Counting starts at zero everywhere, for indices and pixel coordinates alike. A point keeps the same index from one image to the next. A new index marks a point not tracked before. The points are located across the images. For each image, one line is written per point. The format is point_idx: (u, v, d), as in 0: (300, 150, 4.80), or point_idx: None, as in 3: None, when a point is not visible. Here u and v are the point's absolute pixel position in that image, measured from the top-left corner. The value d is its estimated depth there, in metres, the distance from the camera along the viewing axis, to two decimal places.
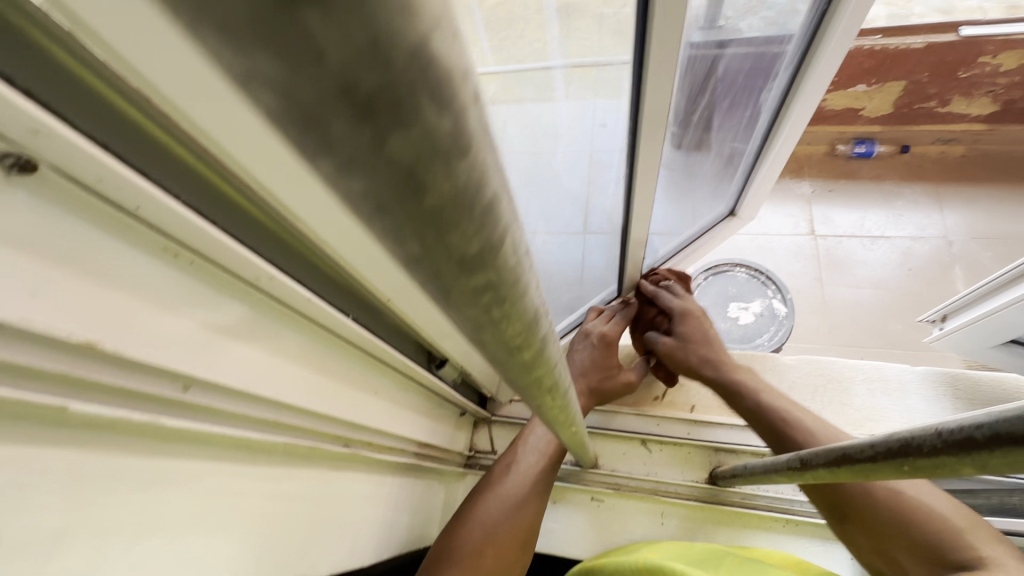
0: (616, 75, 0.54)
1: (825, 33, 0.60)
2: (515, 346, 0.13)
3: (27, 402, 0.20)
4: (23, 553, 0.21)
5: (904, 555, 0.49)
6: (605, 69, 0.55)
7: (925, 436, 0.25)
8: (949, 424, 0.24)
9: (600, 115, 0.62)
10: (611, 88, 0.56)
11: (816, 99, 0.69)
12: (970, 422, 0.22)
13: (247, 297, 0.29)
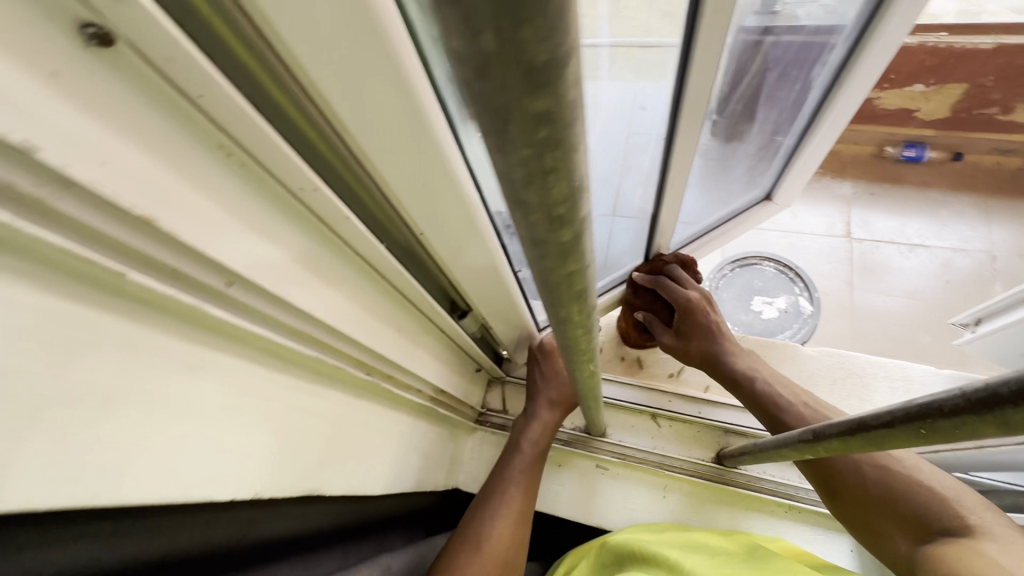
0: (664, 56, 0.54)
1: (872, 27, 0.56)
2: (557, 216, 0.14)
3: (93, 267, 0.21)
4: (83, 408, 0.22)
5: (889, 526, 0.50)
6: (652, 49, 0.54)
7: (947, 397, 0.25)
8: (974, 384, 0.24)
9: (642, 98, 0.61)
10: (658, 69, 0.56)
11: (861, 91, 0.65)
12: (996, 380, 0.22)
13: (287, 206, 0.30)
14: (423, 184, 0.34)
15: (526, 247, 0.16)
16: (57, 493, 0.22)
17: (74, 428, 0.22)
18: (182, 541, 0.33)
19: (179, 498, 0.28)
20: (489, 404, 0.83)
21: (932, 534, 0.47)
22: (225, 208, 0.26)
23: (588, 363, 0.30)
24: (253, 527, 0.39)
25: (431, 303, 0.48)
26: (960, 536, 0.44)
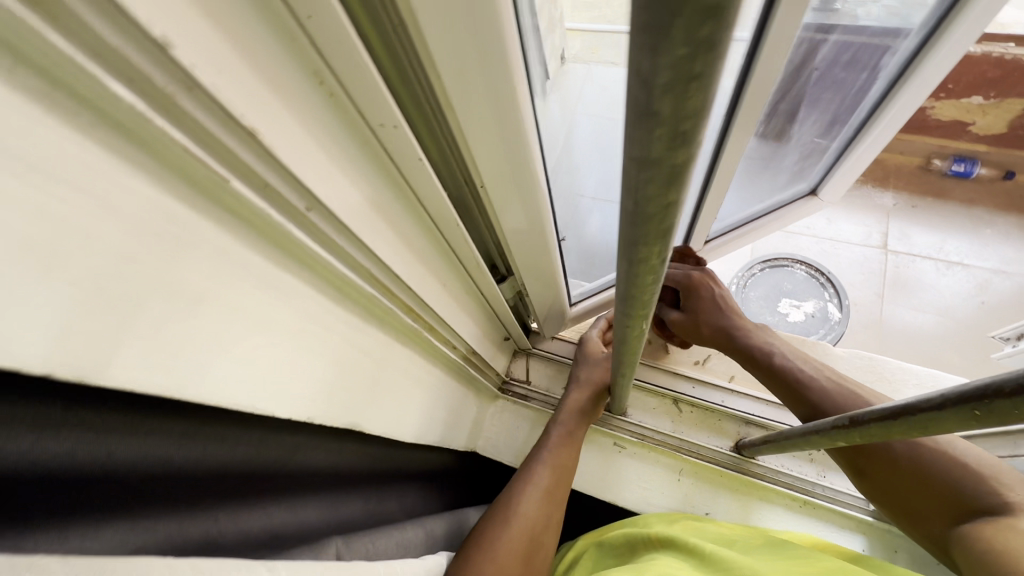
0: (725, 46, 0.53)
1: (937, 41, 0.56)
2: (680, 133, 0.14)
3: (201, 169, 0.22)
4: (178, 303, 0.23)
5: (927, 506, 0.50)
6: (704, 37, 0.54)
7: (1009, 378, 0.25)
8: None
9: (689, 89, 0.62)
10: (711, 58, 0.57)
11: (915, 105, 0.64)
12: None
13: (365, 141, 0.31)
14: (488, 126, 0.34)
15: (634, 171, 0.17)
16: (153, 379, 0.23)
17: (169, 321, 0.23)
18: (237, 455, 0.35)
19: (246, 406, 0.29)
20: (513, 373, 0.86)
21: (968, 513, 0.47)
22: (314, 134, 0.27)
23: (643, 321, 0.31)
24: (295, 455, 0.41)
25: (478, 260, 0.50)
26: (1000, 515, 0.45)
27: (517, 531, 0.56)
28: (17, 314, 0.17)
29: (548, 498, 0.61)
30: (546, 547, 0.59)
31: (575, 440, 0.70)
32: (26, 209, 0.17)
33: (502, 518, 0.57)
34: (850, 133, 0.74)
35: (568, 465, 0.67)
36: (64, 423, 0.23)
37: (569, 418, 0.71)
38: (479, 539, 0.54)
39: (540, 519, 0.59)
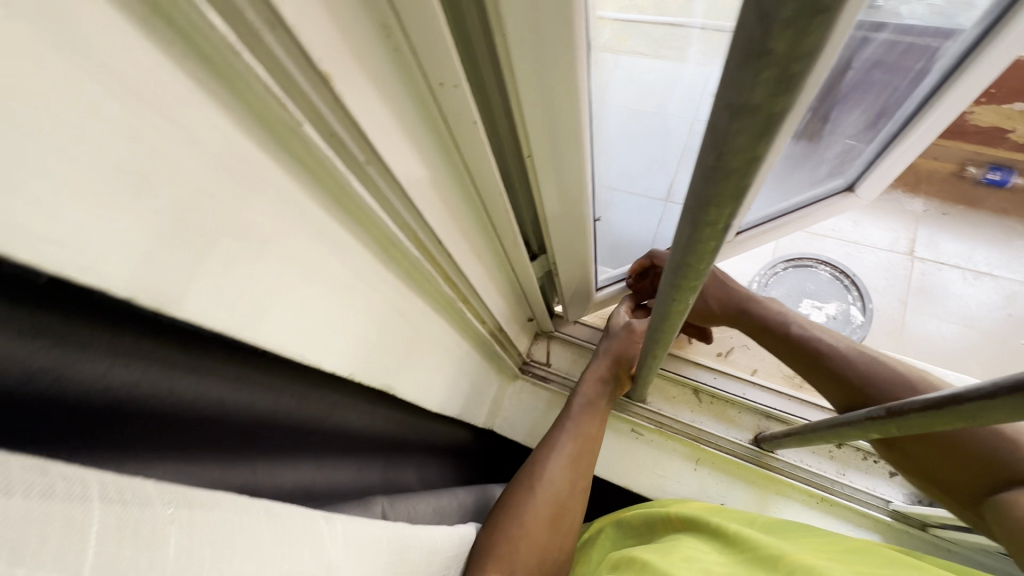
0: None
1: (992, 40, 0.53)
2: (788, 77, 0.14)
3: (278, 112, 0.22)
4: (247, 245, 0.24)
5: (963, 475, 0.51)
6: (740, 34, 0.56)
7: None
8: None
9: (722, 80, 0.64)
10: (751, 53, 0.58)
11: (959, 109, 0.62)
12: None
13: (423, 100, 0.31)
14: (542, 100, 0.34)
15: (727, 119, 0.16)
16: (219, 316, 0.24)
17: (238, 262, 0.24)
18: (281, 406, 0.36)
19: (296, 355, 0.30)
20: (533, 355, 0.86)
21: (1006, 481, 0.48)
22: (378, 88, 0.27)
23: (690, 295, 0.32)
24: (331, 415, 0.42)
25: (516, 235, 0.50)
26: None
27: (541, 501, 0.59)
28: (108, 235, 0.18)
29: (571, 466, 0.64)
30: (574, 511, 0.62)
31: (600, 408, 0.71)
32: (121, 132, 0.17)
33: (528, 488, 0.60)
34: (895, 129, 0.70)
35: (592, 433, 0.68)
36: (136, 352, 0.24)
37: (593, 388, 0.72)
38: (509, 503, 0.59)
39: (564, 488, 0.62)
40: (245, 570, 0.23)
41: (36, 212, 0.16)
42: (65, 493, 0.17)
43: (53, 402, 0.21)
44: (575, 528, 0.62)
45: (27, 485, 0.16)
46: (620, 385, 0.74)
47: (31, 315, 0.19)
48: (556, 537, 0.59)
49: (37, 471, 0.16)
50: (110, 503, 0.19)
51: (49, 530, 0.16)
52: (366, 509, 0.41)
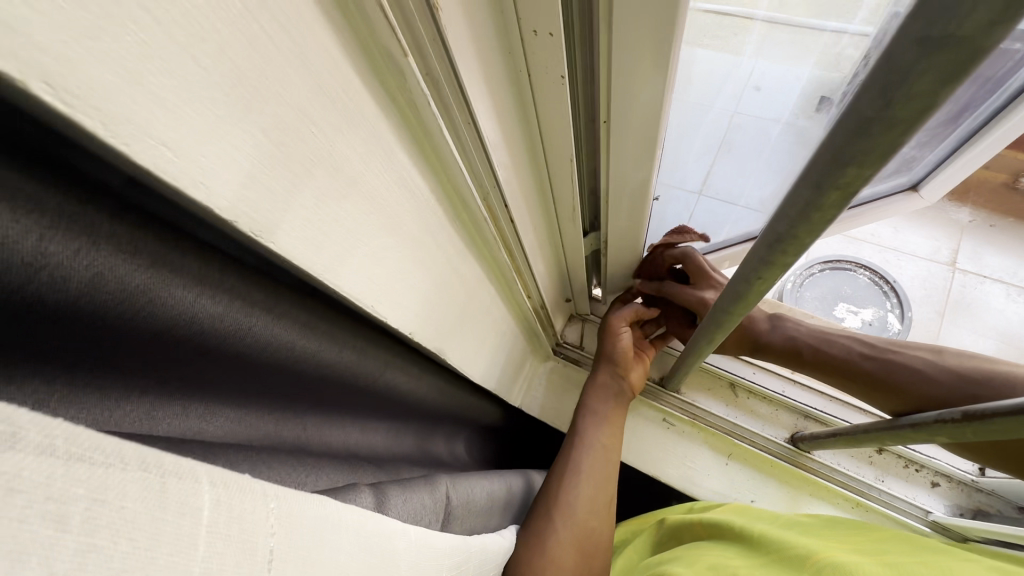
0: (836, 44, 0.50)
1: None
2: (1020, 1, 0.12)
3: (382, 35, 0.21)
4: (339, 180, 0.23)
5: None
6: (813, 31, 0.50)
7: None
8: None
9: (759, 78, 0.58)
10: (815, 55, 0.53)
11: None
12: None
13: (510, 47, 0.30)
14: (641, 71, 0.32)
15: (913, 58, 0.15)
16: (307, 255, 0.22)
17: (329, 197, 0.22)
18: (344, 362, 0.34)
19: (368, 307, 0.29)
20: (565, 337, 0.85)
21: None
22: (474, 28, 0.26)
23: (776, 274, 0.30)
24: (387, 373, 0.41)
25: (574, 207, 0.48)
26: None
27: (564, 525, 0.57)
28: (217, 151, 0.17)
29: (589, 483, 0.61)
30: (600, 529, 0.60)
31: (609, 415, 0.69)
32: (239, 37, 0.16)
33: (549, 512, 0.58)
34: (972, 127, 0.66)
35: (605, 442, 0.66)
36: (222, 286, 0.23)
37: (596, 396, 0.70)
38: (534, 526, 0.56)
39: (586, 506, 0.60)
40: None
41: (157, 112, 0.14)
42: (178, 481, 0.16)
43: (137, 326, 0.20)
44: (604, 546, 0.59)
45: (144, 486, 0.15)
46: (629, 386, 0.72)
47: (129, 231, 0.18)
48: (585, 560, 0.56)
49: (153, 472, 0.15)
50: (218, 494, 0.17)
51: (163, 536, 0.15)
52: (433, 490, 0.41)
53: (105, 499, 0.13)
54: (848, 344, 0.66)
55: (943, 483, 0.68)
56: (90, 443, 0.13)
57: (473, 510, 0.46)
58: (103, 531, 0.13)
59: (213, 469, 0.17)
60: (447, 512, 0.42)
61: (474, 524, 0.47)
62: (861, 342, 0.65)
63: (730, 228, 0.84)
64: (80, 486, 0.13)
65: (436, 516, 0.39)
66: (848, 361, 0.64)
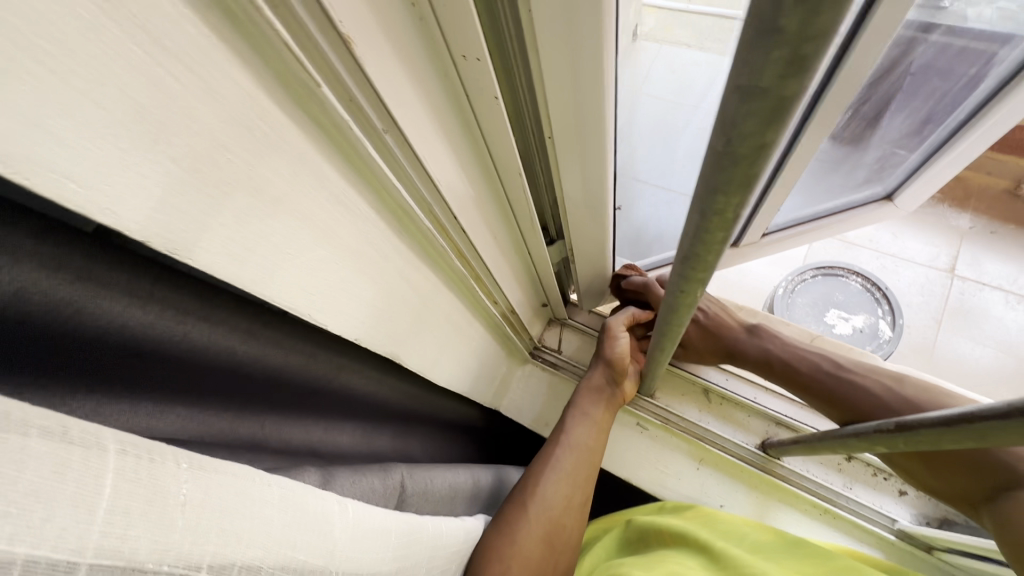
0: None
1: None
2: (800, 57, 0.14)
3: (297, 72, 0.22)
4: (264, 202, 0.25)
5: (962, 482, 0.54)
6: None
7: None
8: None
9: None
10: None
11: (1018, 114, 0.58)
12: None
13: (444, 72, 0.31)
14: (573, 82, 0.34)
15: (736, 102, 0.16)
16: (229, 270, 0.24)
17: (253, 217, 0.24)
18: (291, 363, 0.38)
19: (305, 314, 0.31)
20: (545, 341, 0.87)
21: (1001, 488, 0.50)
22: (401, 57, 0.27)
23: (698, 287, 0.31)
24: (340, 374, 0.45)
25: (533, 219, 0.50)
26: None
27: (536, 520, 0.58)
28: (124, 180, 0.18)
29: (567, 482, 0.63)
30: (571, 528, 0.61)
31: (598, 418, 0.70)
32: (141, 79, 0.18)
33: (522, 504, 0.59)
34: (941, 137, 0.67)
35: (589, 444, 0.67)
36: (153, 297, 0.26)
37: (587, 398, 0.71)
38: (504, 517, 0.58)
39: (561, 504, 0.61)
40: (248, 554, 0.23)
41: (58, 150, 0.16)
42: (81, 446, 0.17)
43: (77, 331, 0.23)
44: (574, 545, 0.60)
45: (45, 443, 0.16)
46: (620, 394, 0.74)
47: (53, 249, 0.21)
48: (551, 556, 0.58)
49: (56, 431, 0.16)
50: (126, 457, 0.18)
51: (62, 488, 0.16)
52: (386, 475, 0.43)
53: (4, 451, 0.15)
54: (815, 361, 0.67)
55: (911, 492, 0.69)
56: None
57: (431, 498, 0.48)
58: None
59: (123, 438, 0.19)
60: (402, 497, 0.44)
61: (433, 508, 0.49)
62: (830, 359, 0.66)
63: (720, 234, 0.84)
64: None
65: (387, 498, 0.42)
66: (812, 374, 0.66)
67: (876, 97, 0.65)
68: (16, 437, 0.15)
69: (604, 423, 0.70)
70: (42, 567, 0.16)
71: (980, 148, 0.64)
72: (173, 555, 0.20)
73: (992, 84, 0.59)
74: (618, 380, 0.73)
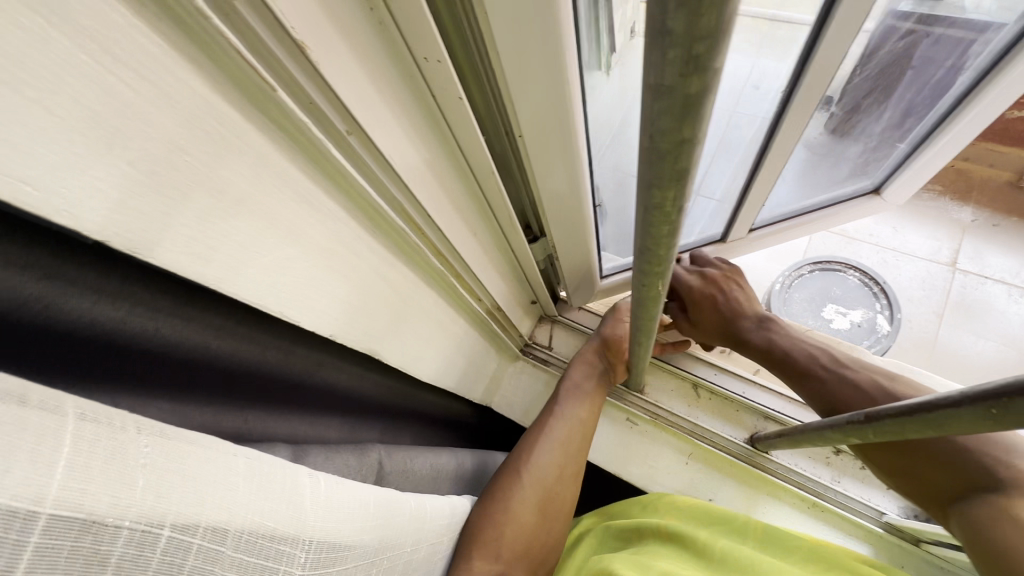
0: (794, 35, 0.54)
1: None
2: (694, 57, 0.14)
3: (252, 78, 0.23)
4: (226, 203, 0.26)
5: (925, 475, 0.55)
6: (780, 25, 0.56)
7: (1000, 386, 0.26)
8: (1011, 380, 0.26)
9: (757, 75, 0.63)
10: (782, 47, 0.57)
11: (1005, 101, 0.58)
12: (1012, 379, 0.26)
13: (409, 75, 0.32)
14: (536, 77, 0.35)
15: (651, 100, 0.17)
16: (193, 267, 0.26)
17: (214, 217, 0.26)
18: (268, 359, 0.39)
19: (274, 311, 0.32)
20: (536, 338, 0.88)
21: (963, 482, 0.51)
22: (362, 62, 0.28)
23: (659, 280, 0.31)
24: (319, 371, 0.46)
25: (512, 216, 0.51)
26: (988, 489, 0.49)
27: (529, 487, 0.59)
28: (80, 182, 0.20)
29: (561, 451, 0.64)
30: (564, 497, 0.62)
31: (592, 393, 0.71)
32: (95, 87, 0.19)
33: (515, 474, 0.60)
34: (924, 130, 0.69)
35: (583, 417, 0.68)
36: (122, 293, 0.27)
37: (582, 372, 0.73)
38: (496, 488, 0.59)
39: (553, 473, 0.62)
40: (214, 517, 0.24)
41: (12, 154, 0.17)
42: (40, 408, 0.18)
43: (47, 325, 0.24)
44: (565, 514, 0.61)
45: (3, 405, 0.17)
46: (613, 373, 0.75)
47: (22, 246, 0.23)
48: (545, 522, 0.59)
49: (13, 396, 0.18)
50: (85, 424, 0.19)
51: (20, 443, 0.17)
52: (361, 454, 0.45)
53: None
54: (817, 354, 0.66)
55: None
56: None
57: (411, 476, 0.50)
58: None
59: (81, 403, 0.20)
60: (380, 475, 0.46)
61: (415, 486, 0.50)
62: (827, 354, 0.66)
63: (711, 226, 0.86)
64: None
65: (365, 474, 0.43)
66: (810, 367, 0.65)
67: (861, 86, 0.65)
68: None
69: (597, 399, 0.71)
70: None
71: (967, 138, 0.64)
72: (135, 512, 0.20)
73: (976, 72, 0.59)
74: (614, 359, 0.75)
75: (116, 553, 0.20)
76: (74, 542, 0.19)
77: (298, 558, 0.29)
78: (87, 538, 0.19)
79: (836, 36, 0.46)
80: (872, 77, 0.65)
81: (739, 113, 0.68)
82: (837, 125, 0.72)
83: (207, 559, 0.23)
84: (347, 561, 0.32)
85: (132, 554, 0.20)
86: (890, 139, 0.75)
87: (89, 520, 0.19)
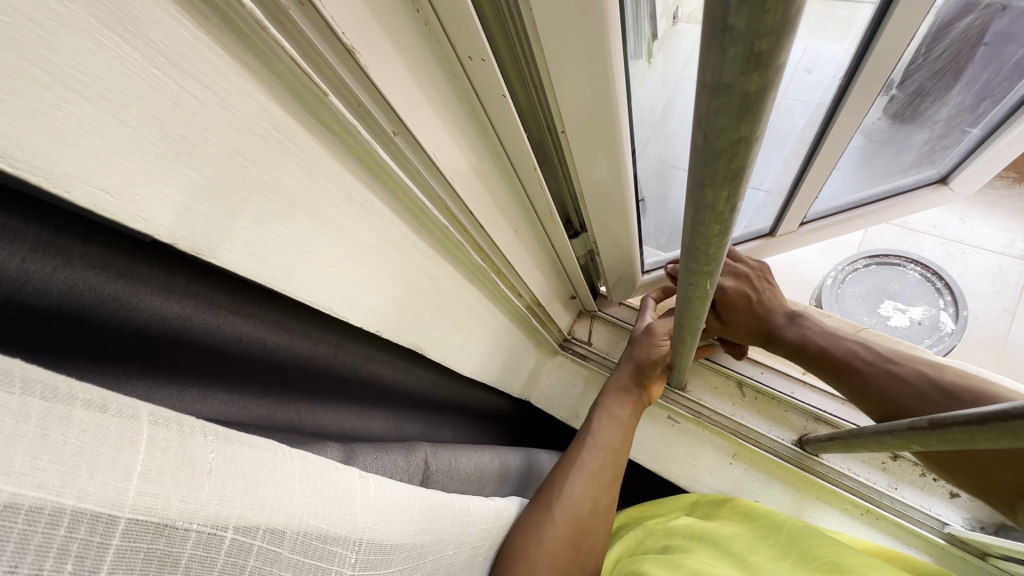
0: (853, 12, 0.51)
1: None
2: (755, 55, 0.14)
3: (304, 85, 0.24)
4: (281, 203, 0.27)
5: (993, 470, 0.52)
6: (839, 6, 0.53)
7: None
8: None
9: (810, 61, 0.60)
10: (840, 28, 0.54)
11: None
12: None
13: (452, 69, 0.32)
14: (577, 71, 0.34)
15: (707, 98, 0.16)
16: (251, 266, 0.27)
17: (270, 218, 0.27)
18: (318, 354, 0.41)
19: (325, 308, 0.34)
20: (575, 333, 0.88)
21: None
22: (407, 62, 0.28)
23: (708, 278, 0.30)
24: (366, 365, 0.47)
25: (552, 211, 0.50)
26: None
27: (561, 518, 0.57)
28: (149, 189, 0.21)
29: (593, 482, 0.62)
30: (596, 531, 0.59)
31: (624, 420, 0.69)
32: (163, 99, 0.20)
33: (547, 502, 0.59)
34: (1002, 114, 0.63)
35: (614, 445, 0.66)
36: (188, 292, 0.29)
37: (615, 399, 0.71)
38: (533, 511, 0.58)
39: (586, 504, 0.60)
40: (272, 519, 0.25)
41: (92, 166, 0.18)
42: (118, 414, 0.19)
43: (122, 324, 0.26)
44: (598, 547, 0.59)
45: (87, 411, 0.18)
46: (647, 396, 0.73)
47: (98, 250, 0.24)
48: (577, 557, 0.56)
49: (96, 403, 0.19)
50: (158, 428, 0.21)
51: (102, 448, 0.18)
52: (410, 454, 0.46)
53: (52, 413, 0.17)
54: (855, 349, 0.64)
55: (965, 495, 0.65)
56: (41, 377, 0.17)
57: (457, 477, 0.51)
58: (57, 432, 0.17)
59: (155, 408, 0.21)
60: (426, 476, 0.47)
61: (459, 487, 0.51)
62: (868, 348, 0.64)
63: (761, 219, 0.82)
64: (32, 405, 0.17)
65: (412, 474, 0.44)
66: (850, 362, 0.63)
67: (927, 68, 0.61)
68: (62, 404, 0.18)
69: (630, 424, 0.70)
70: (85, 524, 0.17)
71: None
72: (200, 514, 0.21)
73: None
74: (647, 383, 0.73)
75: (185, 555, 0.21)
76: (150, 544, 0.20)
77: (349, 558, 0.30)
78: (160, 540, 0.20)
79: (899, 20, 0.43)
80: (939, 57, 0.60)
81: (789, 101, 0.66)
82: (900, 110, 0.67)
83: (266, 560, 0.25)
84: (391, 565, 0.33)
85: (200, 555, 0.21)
86: (960, 122, 0.69)
87: (161, 522, 0.20)
